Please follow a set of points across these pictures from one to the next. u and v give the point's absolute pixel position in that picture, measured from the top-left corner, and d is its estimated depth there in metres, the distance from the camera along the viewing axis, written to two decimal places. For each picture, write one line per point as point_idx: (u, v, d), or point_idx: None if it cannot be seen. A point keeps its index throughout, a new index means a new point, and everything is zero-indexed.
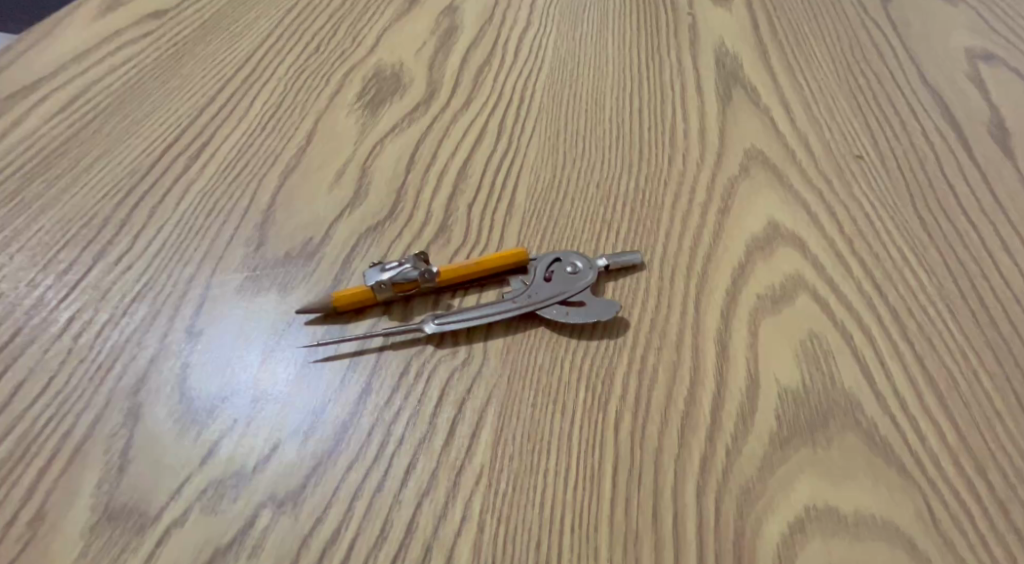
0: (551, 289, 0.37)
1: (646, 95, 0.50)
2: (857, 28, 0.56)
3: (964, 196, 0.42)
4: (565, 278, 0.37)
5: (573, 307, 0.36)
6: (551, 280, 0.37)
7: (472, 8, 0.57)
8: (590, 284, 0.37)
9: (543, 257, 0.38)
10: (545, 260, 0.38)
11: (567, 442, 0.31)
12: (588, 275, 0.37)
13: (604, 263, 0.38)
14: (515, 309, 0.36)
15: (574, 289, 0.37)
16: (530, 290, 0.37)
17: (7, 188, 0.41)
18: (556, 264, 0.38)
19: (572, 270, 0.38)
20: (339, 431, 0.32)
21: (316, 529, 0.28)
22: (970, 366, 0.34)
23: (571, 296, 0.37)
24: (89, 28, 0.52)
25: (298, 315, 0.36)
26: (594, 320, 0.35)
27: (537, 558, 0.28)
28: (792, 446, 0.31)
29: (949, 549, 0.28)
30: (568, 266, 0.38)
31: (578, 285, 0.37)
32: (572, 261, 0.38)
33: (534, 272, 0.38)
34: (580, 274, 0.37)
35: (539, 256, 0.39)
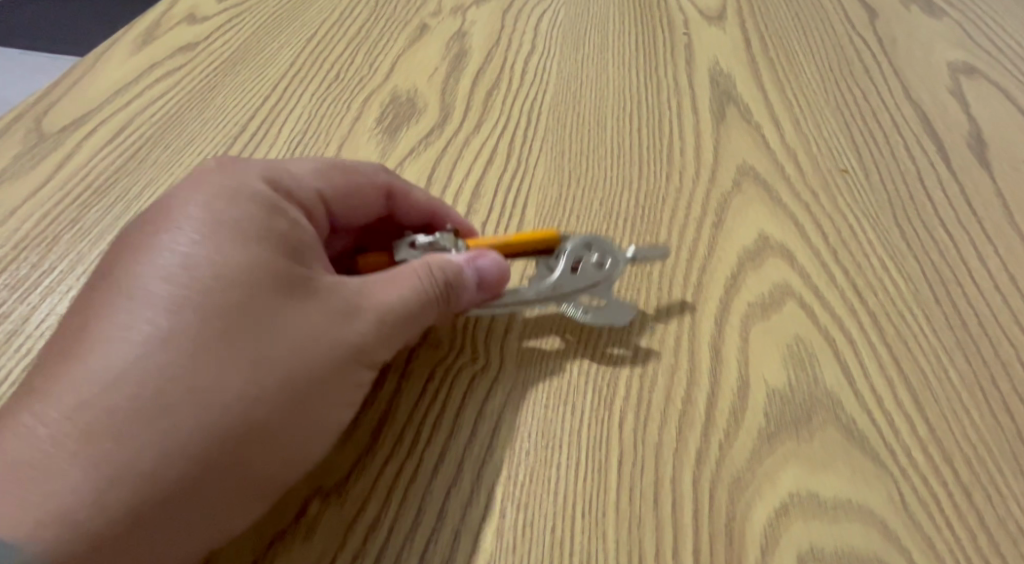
0: (576, 282, 0.39)
1: (646, 114, 0.53)
2: (844, 46, 0.59)
3: (942, 206, 0.45)
4: (593, 269, 0.39)
5: (592, 306, 0.40)
6: (578, 270, 0.39)
7: (480, 35, 0.61)
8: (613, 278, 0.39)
9: (574, 243, 0.39)
10: (575, 248, 0.39)
11: (577, 437, 0.35)
12: (614, 267, 0.39)
13: (632, 256, 0.40)
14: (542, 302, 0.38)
15: (597, 283, 0.39)
16: (561, 281, 0.38)
17: (69, 215, 0.45)
18: (585, 252, 0.39)
19: (598, 262, 0.39)
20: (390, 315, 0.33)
21: (360, 514, 0.32)
22: (942, 365, 0.37)
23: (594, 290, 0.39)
24: (128, 63, 0.56)
25: None
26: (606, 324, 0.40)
27: (553, 539, 0.31)
28: (778, 440, 0.34)
29: (916, 530, 0.31)
30: (596, 257, 0.39)
31: (605, 278, 0.39)
32: (601, 252, 0.39)
33: (564, 258, 0.39)
34: (608, 267, 0.39)
35: (570, 241, 0.39)
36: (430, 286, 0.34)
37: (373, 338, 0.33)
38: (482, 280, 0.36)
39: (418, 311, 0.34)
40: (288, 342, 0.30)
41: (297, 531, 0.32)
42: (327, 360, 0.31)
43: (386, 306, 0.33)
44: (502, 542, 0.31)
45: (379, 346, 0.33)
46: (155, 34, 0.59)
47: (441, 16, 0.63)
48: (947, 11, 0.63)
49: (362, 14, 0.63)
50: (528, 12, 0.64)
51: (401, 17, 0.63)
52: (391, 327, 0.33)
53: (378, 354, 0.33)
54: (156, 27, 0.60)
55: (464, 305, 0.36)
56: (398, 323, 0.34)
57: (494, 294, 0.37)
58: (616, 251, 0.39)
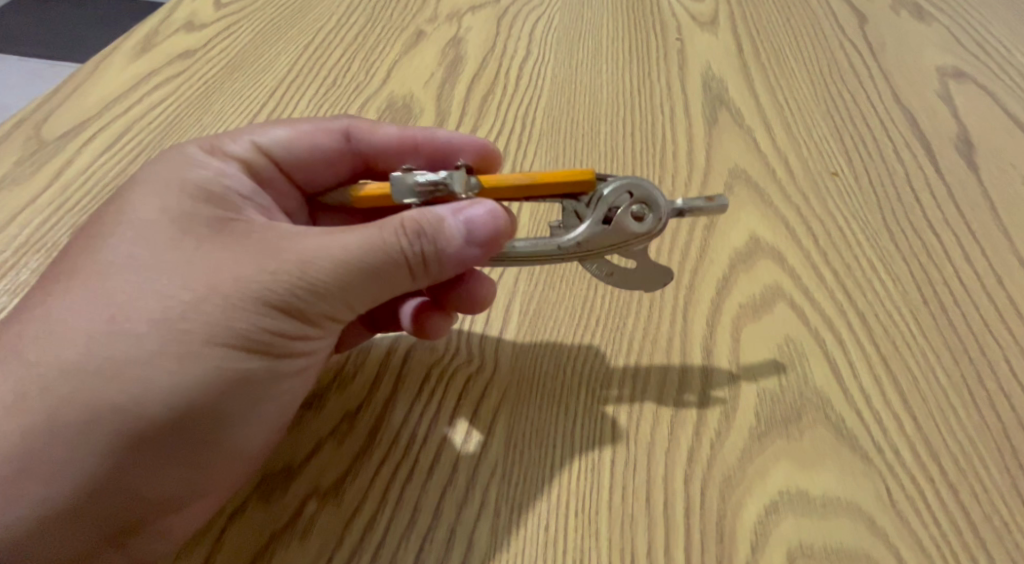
0: (606, 241, 0.35)
1: (639, 119, 0.54)
2: (835, 51, 0.60)
3: (930, 207, 0.46)
4: (628, 225, 0.35)
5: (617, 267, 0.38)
6: (610, 222, 0.35)
7: (475, 41, 0.62)
8: (651, 234, 0.35)
9: (612, 190, 0.35)
10: (613, 194, 0.35)
11: (570, 437, 0.35)
12: (654, 226, 0.35)
13: (682, 207, 0.36)
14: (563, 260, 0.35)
15: (632, 239, 0.35)
16: (588, 236, 0.35)
17: (68, 220, 0.45)
18: (624, 199, 0.35)
19: (638, 212, 0.35)
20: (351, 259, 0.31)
21: (356, 515, 0.32)
22: (929, 364, 0.38)
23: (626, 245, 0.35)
24: (127, 70, 0.57)
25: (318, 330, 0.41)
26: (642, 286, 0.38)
27: (546, 538, 0.32)
28: (769, 439, 0.35)
29: (903, 525, 0.32)
30: (636, 208, 0.35)
31: (639, 238, 0.35)
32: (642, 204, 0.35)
33: (596, 207, 0.35)
34: (648, 224, 0.35)
35: (608, 188, 0.35)
36: (399, 239, 0.32)
37: (315, 288, 0.31)
38: (471, 234, 0.33)
39: (375, 263, 0.31)
40: (213, 297, 0.29)
41: (295, 531, 0.32)
42: (260, 297, 0.30)
43: (332, 253, 0.31)
44: (496, 540, 0.32)
45: (322, 302, 0.31)
46: (153, 41, 0.60)
47: (436, 22, 0.64)
48: (936, 16, 0.64)
49: (359, 22, 0.64)
50: (522, 19, 0.65)
51: (397, 24, 0.64)
52: (340, 277, 0.31)
53: (323, 307, 0.31)
54: (155, 35, 0.61)
55: (446, 265, 0.33)
56: (349, 274, 0.31)
57: (490, 249, 0.34)
58: (664, 202, 0.35)
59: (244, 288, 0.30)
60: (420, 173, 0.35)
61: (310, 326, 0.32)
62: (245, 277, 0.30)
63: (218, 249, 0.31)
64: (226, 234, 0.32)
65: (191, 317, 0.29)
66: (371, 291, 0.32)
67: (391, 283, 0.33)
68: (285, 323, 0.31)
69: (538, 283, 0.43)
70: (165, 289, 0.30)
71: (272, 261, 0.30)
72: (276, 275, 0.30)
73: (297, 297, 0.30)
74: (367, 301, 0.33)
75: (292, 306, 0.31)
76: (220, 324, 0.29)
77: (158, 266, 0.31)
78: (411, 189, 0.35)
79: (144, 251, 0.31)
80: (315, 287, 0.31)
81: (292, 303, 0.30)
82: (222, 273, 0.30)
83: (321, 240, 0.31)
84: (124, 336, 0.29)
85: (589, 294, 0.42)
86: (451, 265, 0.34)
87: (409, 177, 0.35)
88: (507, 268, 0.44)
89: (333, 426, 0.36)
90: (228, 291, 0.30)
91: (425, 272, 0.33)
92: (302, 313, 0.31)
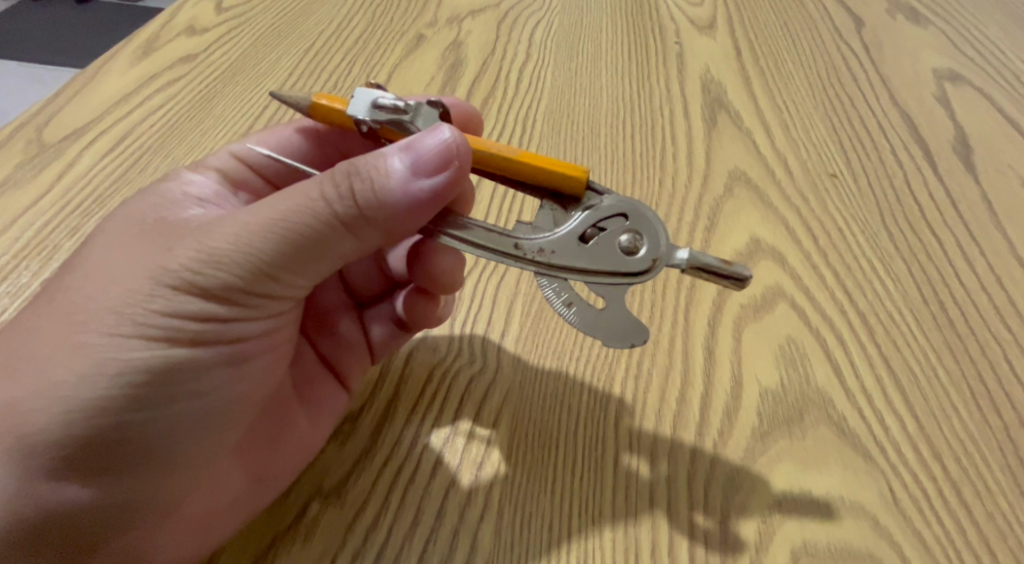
0: (578, 259, 0.32)
1: (639, 121, 0.54)
2: (832, 54, 0.61)
3: (928, 209, 0.46)
4: (609, 249, 0.32)
5: (579, 298, 0.32)
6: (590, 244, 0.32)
7: (475, 45, 0.62)
8: (630, 273, 0.32)
9: (605, 212, 0.33)
10: (605, 212, 0.33)
11: (573, 438, 0.35)
12: (644, 264, 0.32)
13: (684, 261, 0.32)
14: (525, 265, 0.32)
15: (608, 269, 0.32)
16: (556, 247, 0.32)
17: (69, 224, 0.45)
18: (617, 226, 0.33)
19: (627, 245, 0.32)
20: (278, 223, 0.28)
21: (358, 517, 0.32)
22: (930, 363, 0.38)
23: (597, 273, 0.32)
24: (128, 74, 0.57)
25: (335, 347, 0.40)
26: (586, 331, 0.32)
27: (550, 539, 0.32)
28: (771, 438, 0.35)
29: (906, 524, 0.32)
30: (626, 240, 0.32)
31: (621, 266, 0.32)
32: (636, 238, 0.32)
33: (578, 220, 0.33)
34: (636, 255, 0.32)
35: (602, 210, 0.33)
36: (319, 189, 0.28)
37: (230, 263, 0.28)
38: (407, 173, 0.29)
39: (292, 221, 0.28)
40: (140, 289, 0.28)
41: (297, 533, 0.32)
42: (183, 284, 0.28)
43: (253, 224, 0.28)
44: (499, 541, 0.32)
45: (256, 276, 0.29)
46: (154, 45, 0.60)
47: (436, 26, 0.64)
48: (932, 20, 0.64)
49: (359, 26, 0.64)
50: (522, 24, 0.65)
51: (397, 28, 0.64)
52: (255, 245, 0.28)
53: (245, 281, 0.29)
54: (155, 39, 0.61)
55: (385, 212, 0.29)
56: (265, 239, 0.28)
57: (434, 190, 0.29)
58: (666, 241, 0.32)
59: (159, 274, 0.28)
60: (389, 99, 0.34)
61: (237, 306, 0.29)
62: (168, 266, 0.28)
63: (147, 242, 0.30)
64: (163, 228, 0.31)
65: (113, 312, 0.28)
66: (299, 255, 0.29)
67: (322, 243, 0.29)
68: (207, 306, 0.29)
69: (540, 285, 0.43)
70: (96, 288, 0.29)
71: (189, 244, 0.29)
72: (190, 256, 0.28)
73: (212, 274, 0.28)
74: (302, 272, 0.30)
75: (210, 285, 0.28)
76: (138, 314, 0.28)
77: (99, 269, 0.30)
78: (371, 105, 0.34)
79: (89, 260, 0.31)
80: (230, 264, 0.28)
81: (208, 282, 0.28)
82: (143, 264, 0.29)
83: (244, 213, 0.29)
84: (65, 339, 0.28)
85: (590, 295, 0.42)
86: (392, 212, 0.29)
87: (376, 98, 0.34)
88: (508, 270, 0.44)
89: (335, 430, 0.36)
90: (145, 281, 0.29)
91: (363, 222, 0.29)
92: (222, 292, 0.29)
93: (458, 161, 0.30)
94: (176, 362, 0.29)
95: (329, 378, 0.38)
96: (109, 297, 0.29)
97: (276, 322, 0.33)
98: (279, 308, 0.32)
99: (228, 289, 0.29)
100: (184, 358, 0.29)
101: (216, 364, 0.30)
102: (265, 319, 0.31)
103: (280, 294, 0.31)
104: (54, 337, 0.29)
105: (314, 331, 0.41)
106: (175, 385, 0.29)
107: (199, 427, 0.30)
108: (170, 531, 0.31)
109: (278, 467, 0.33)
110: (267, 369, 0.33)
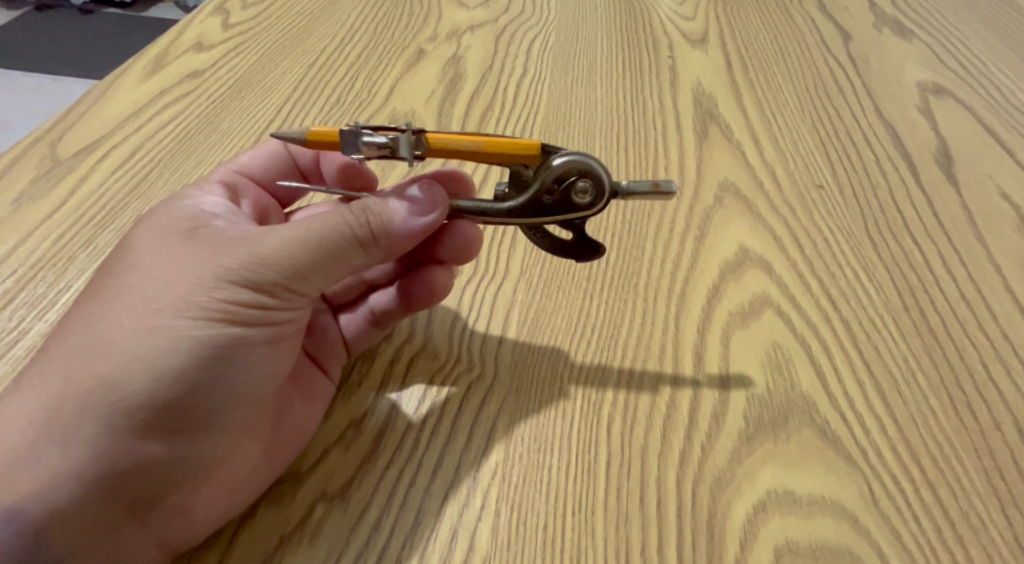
0: (546, 212, 0.38)
1: (633, 133, 0.56)
2: (821, 67, 0.62)
3: (911, 219, 0.48)
4: (568, 201, 0.37)
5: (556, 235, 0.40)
6: (552, 196, 0.38)
7: (473, 60, 0.64)
8: (588, 211, 0.38)
9: (557, 166, 0.37)
10: (558, 171, 0.37)
11: (568, 441, 0.37)
12: (593, 202, 0.38)
13: (623, 191, 0.37)
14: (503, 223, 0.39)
15: (569, 214, 0.38)
16: (526, 208, 0.38)
17: (83, 236, 0.47)
18: (568, 178, 0.37)
19: (580, 191, 0.37)
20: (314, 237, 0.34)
21: (362, 518, 0.34)
22: (910, 370, 0.40)
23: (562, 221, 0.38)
24: (138, 90, 0.59)
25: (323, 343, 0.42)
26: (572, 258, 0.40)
27: (545, 537, 0.33)
28: (757, 441, 0.37)
29: (885, 523, 0.34)
30: (579, 186, 0.37)
31: (578, 212, 0.38)
32: (585, 182, 0.37)
33: (540, 181, 0.37)
34: (589, 203, 0.38)
35: (554, 164, 0.37)
36: (342, 217, 0.35)
37: (279, 263, 0.33)
38: (407, 213, 0.37)
39: (329, 235, 0.34)
40: (191, 289, 0.32)
41: (303, 534, 0.33)
42: (234, 284, 0.33)
43: (294, 236, 0.34)
44: (496, 540, 0.33)
45: (294, 279, 0.34)
46: (162, 61, 0.62)
47: (436, 41, 0.66)
48: (918, 34, 0.66)
49: (361, 41, 0.66)
50: (519, 39, 0.67)
51: (398, 43, 0.66)
52: (299, 253, 0.33)
53: (289, 281, 0.34)
54: (165, 55, 0.63)
55: (391, 240, 0.37)
56: (305, 249, 0.33)
57: (428, 226, 0.37)
58: (608, 184, 0.37)
59: (219, 271, 0.33)
60: (371, 133, 0.36)
61: (281, 301, 0.34)
62: (220, 268, 0.33)
63: (199, 246, 0.34)
64: (201, 238, 0.35)
65: (180, 299, 0.32)
66: (329, 265, 0.35)
67: (344, 259, 0.35)
68: (259, 297, 0.33)
69: (536, 294, 0.45)
70: (160, 282, 0.33)
71: (239, 250, 0.33)
72: (245, 257, 0.33)
73: (264, 272, 0.33)
74: (328, 278, 0.35)
75: (259, 285, 0.33)
76: (202, 301, 0.32)
77: (144, 274, 0.34)
78: (358, 148, 0.36)
79: (130, 267, 0.34)
80: (278, 267, 0.33)
81: (257, 281, 0.33)
82: (201, 263, 0.33)
83: (283, 229, 0.34)
84: (133, 324, 0.32)
85: (584, 304, 0.44)
86: (395, 240, 0.37)
87: (358, 133, 0.36)
88: (505, 280, 0.46)
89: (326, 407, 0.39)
90: (207, 274, 0.33)
91: (375, 246, 0.36)
92: (271, 287, 0.33)
93: (442, 204, 0.38)
94: (231, 341, 0.32)
95: (316, 368, 0.40)
96: (174, 288, 0.32)
97: (304, 321, 0.37)
98: (306, 311, 0.37)
99: (275, 285, 0.33)
100: (237, 337, 0.33)
101: (260, 343, 0.34)
102: (297, 319, 0.36)
103: (311, 296, 0.36)
104: (118, 327, 0.32)
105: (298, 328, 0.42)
106: (227, 363, 0.32)
107: (242, 410, 0.33)
108: (205, 504, 0.33)
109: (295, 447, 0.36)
110: (292, 351, 0.37)
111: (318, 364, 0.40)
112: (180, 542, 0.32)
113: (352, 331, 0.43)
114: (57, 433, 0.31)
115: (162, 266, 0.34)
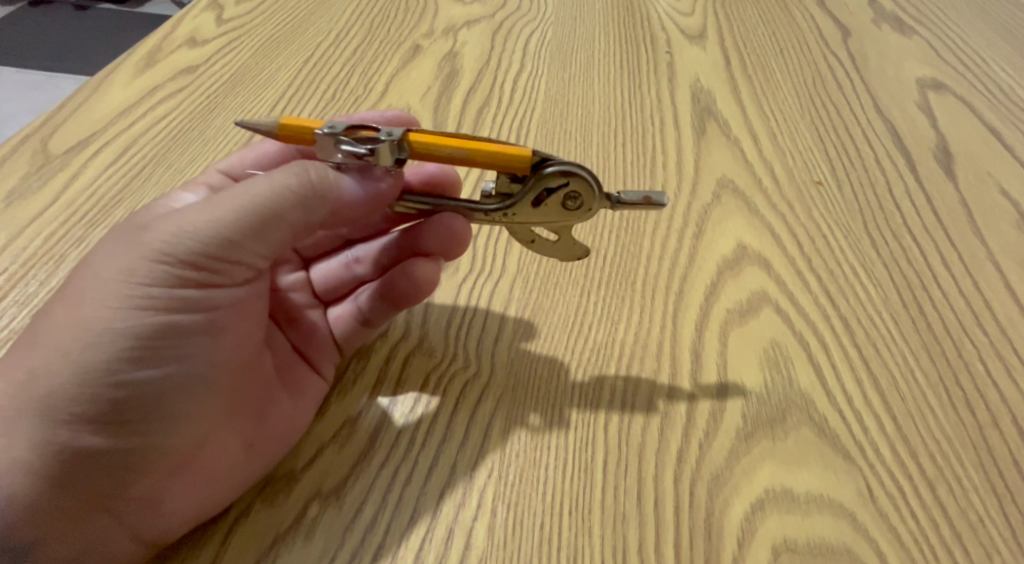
0: (534, 218, 0.37)
1: (630, 129, 0.56)
2: (819, 63, 0.62)
3: (909, 216, 0.48)
4: (556, 208, 0.37)
5: (539, 236, 0.39)
6: (542, 204, 0.37)
7: (470, 56, 0.64)
8: (579, 219, 0.38)
9: (547, 175, 0.36)
10: (550, 177, 0.36)
11: (564, 439, 0.37)
12: (579, 213, 0.37)
13: (611, 201, 0.37)
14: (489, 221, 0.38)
15: (557, 221, 0.38)
16: (516, 212, 0.37)
17: (74, 235, 0.46)
18: (558, 186, 0.36)
19: (570, 200, 0.37)
20: (235, 208, 0.33)
21: (357, 517, 0.34)
22: (909, 366, 0.39)
23: (549, 226, 0.38)
24: (130, 86, 0.58)
25: (315, 339, 0.41)
26: (552, 255, 0.40)
27: (539, 537, 0.33)
28: (755, 439, 0.36)
29: (883, 520, 0.33)
30: (568, 196, 0.36)
31: (570, 220, 0.38)
32: (575, 191, 0.36)
33: (531, 188, 0.36)
34: (577, 210, 0.37)
35: (544, 171, 0.36)
36: (261, 182, 0.33)
37: (200, 235, 0.32)
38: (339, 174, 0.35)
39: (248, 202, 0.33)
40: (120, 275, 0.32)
41: (297, 533, 0.33)
42: (159, 263, 0.32)
43: (216, 208, 0.33)
44: (493, 539, 0.33)
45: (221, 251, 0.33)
46: (155, 58, 0.61)
47: (432, 37, 0.66)
48: (917, 29, 0.66)
49: (356, 37, 0.65)
50: (516, 35, 0.66)
51: (394, 39, 0.65)
52: (218, 222, 0.32)
53: (214, 251, 0.33)
54: (158, 50, 0.62)
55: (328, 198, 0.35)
56: (226, 218, 0.32)
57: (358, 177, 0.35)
58: (599, 196, 0.36)
59: (142, 253, 0.32)
60: (348, 139, 0.36)
61: (211, 272, 0.33)
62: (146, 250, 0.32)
63: (128, 231, 0.34)
64: (135, 222, 0.35)
65: (107, 286, 0.32)
66: (257, 230, 0.33)
67: (275, 224, 0.34)
68: (185, 272, 0.32)
69: (533, 291, 0.45)
70: (90, 272, 0.33)
71: (163, 229, 0.33)
72: (166, 234, 0.32)
73: (187, 246, 0.32)
74: (260, 245, 0.34)
75: (183, 260, 0.32)
76: (128, 284, 0.32)
77: (83, 267, 0.34)
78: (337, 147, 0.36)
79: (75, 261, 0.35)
80: (200, 240, 0.32)
81: (181, 257, 0.32)
82: (127, 248, 0.33)
83: (207, 203, 0.33)
84: (71, 315, 0.32)
85: (581, 302, 0.44)
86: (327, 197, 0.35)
87: (336, 139, 0.36)
88: (502, 277, 0.46)
89: (318, 406, 0.39)
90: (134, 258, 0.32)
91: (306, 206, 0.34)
92: (198, 262, 0.32)
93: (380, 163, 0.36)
94: (163, 321, 0.32)
95: (305, 365, 0.40)
96: (105, 276, 0.32)
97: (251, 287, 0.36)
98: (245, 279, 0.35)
99: (202, 258, 0.32)
100: (170, 316, 0.32)
101: (194, 316, 0.33)
102: (237, 285, 0.35)
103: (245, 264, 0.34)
104: (52, 322, 0.32)
105: (286, 325, 0.42)
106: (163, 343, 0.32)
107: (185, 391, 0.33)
108: (184, 494, 0.33)
109: (274, 440, 0.36)
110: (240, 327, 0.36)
111: (311, 364, 0.40)
112: (156, 534, 0.32)
113: (341, 329, 0.42)
114: (24, 419, 0.30)
115: (97, 257, 0.34)
